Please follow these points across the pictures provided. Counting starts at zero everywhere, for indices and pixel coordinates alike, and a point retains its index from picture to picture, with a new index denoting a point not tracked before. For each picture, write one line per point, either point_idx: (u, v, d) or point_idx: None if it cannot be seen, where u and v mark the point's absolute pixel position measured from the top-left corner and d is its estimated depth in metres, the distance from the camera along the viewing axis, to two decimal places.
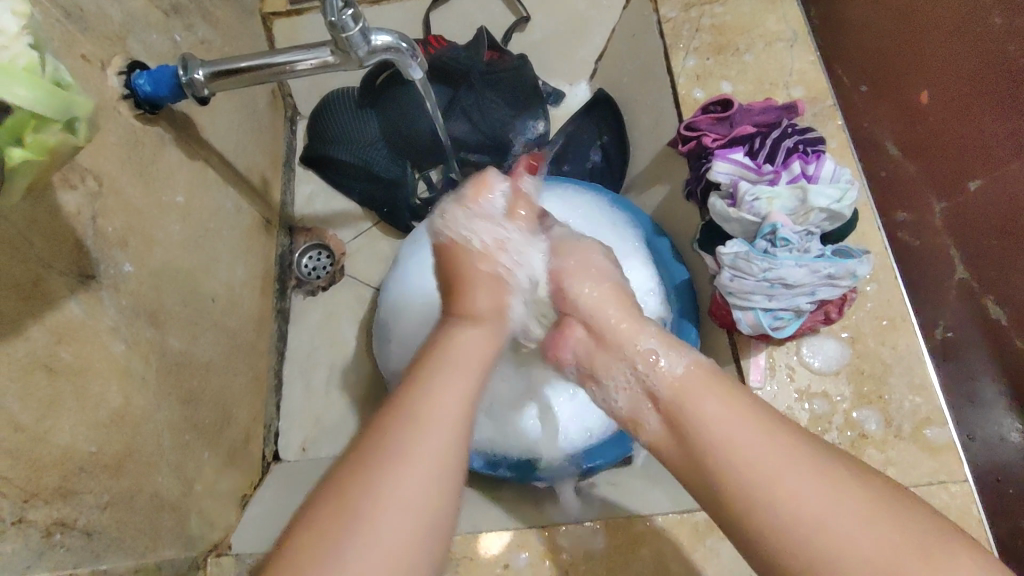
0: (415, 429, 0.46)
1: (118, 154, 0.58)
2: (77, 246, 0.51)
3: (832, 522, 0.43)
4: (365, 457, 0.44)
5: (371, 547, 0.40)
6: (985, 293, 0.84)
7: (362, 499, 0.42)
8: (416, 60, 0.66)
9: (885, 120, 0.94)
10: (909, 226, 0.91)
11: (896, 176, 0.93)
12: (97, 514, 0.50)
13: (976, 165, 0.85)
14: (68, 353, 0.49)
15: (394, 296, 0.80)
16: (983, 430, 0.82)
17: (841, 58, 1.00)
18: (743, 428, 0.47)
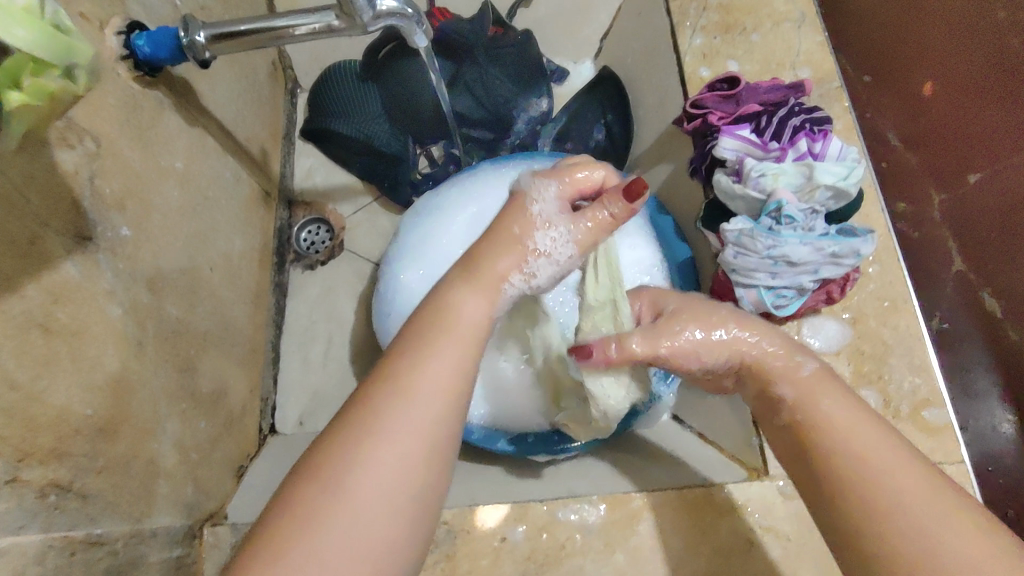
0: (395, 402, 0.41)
1: (116, 116, 0.57)
2: (75, 206, 0.50)
3: (915, 509, 0.40)
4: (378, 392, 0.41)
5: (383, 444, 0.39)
6: (983, 286, 0.86)
7: (359, 420, 0.40)
8: (422, 27, 0.65)
9: (890, 111, 0.94)
10: (909, 217, 0.90)
11: (898, 167, 0.92)
12: (92, 477, 0.50)
13: (977, 157, 0.87)
14: (65, 313, 0.48)
15: (394, 270, 0.79)
16: (976, 421, 0.83)
17: (847, 49, 0.99)
18: (860, 435, 0.45)
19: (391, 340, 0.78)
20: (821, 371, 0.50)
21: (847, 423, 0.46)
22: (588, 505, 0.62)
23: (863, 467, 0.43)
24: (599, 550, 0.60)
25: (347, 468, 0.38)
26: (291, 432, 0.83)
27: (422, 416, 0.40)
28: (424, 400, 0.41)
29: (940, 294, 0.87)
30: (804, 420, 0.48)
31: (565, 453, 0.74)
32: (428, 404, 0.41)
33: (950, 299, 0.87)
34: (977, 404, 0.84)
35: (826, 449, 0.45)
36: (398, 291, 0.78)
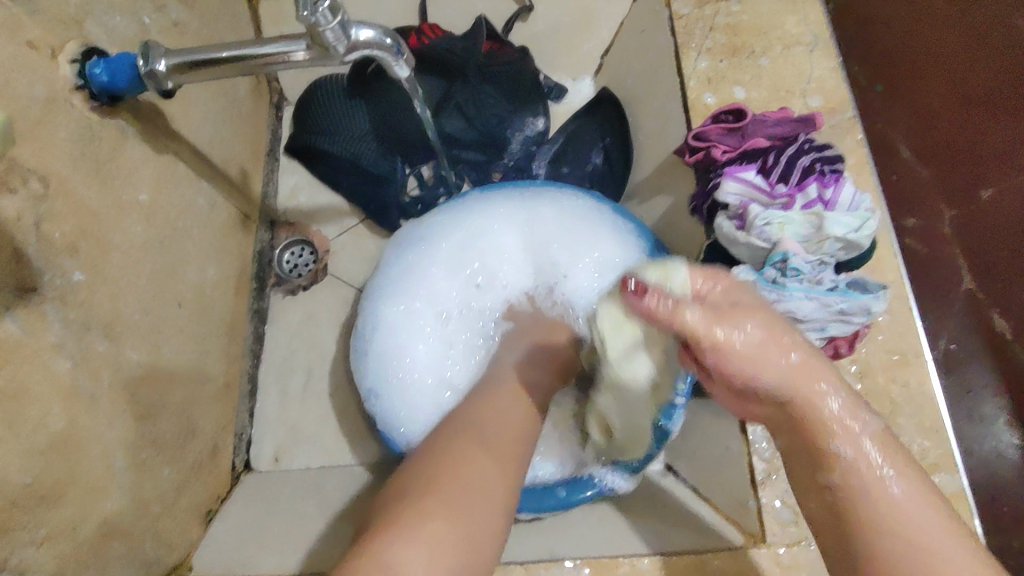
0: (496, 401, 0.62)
1: (68, 151, 0.52)
2: (17, 255, 0.46)
3: None
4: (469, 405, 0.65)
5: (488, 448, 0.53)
6: (991, 307, 0.83)
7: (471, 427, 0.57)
8: (403, 58, 0.61)
9: (902, 122, 0.89)
10: (918, 232, 0.85)
11: (908, 180, 0.87)
12: (35, 550, 0.46)
13: (992, 169, 0.85)
14: (2, 375, 0.44)
15: (376, 308, 0.74)
16: (981, 447, 0.80)
17: (851, 53, 0.93)
18: (919, 521, 0.42)
19: (368, 384, 0.73)
20: (883, 434, 0.46)
21: (908, 505, 0.43)
22: (571, 570, 0.58)
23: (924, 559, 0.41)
24: None
25: (448, 468, 0.50)
26: (266, 470, 0.80)
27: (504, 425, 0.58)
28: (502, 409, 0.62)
29: (948, 313, 0.83)
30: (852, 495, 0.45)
31: (550, 510, 0.70)
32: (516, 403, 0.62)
33: (957, 322, 0.83)
34: (982, 430, 0.80)
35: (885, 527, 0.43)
36: (377, 328, 0.74)
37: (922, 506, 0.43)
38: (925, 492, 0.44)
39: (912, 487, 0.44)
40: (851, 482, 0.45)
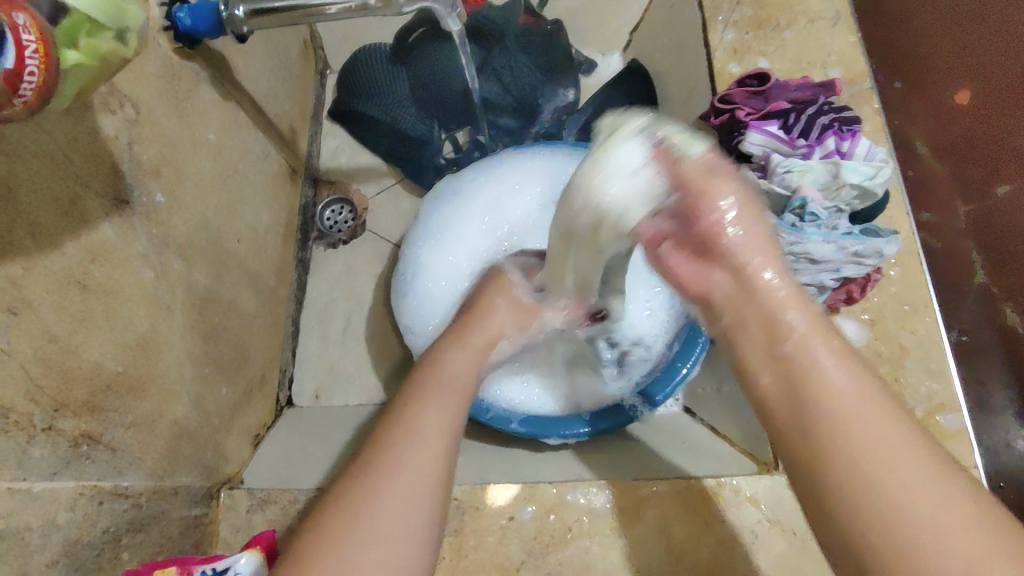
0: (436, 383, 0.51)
1: (154, 85, 0.58)
2: (113, 168, 0.52)
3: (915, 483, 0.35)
4: (381, 439, 0.45)
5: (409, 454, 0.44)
6: (1005, 300, 0.86)
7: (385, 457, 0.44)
8: (455, 12, 0.68)
9: (920, 118, 0.93)
10: (935, 226, 0.88)
11: (925, 174, 0.91)
12: (122, 432, 0.51)
13: (1009, 167, 0.88)
14: (101, 272, 0.50)
15: (418, 250, 0.80)
16: (991, 437, 0.82)
17: (878, 51, 0.96)
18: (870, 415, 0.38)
19: (406, 320, 0.79)
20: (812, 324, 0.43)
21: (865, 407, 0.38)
22: (597, 490, 0.63)
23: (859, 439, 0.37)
24: (605, 534, 0.61)
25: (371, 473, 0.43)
26: (307, 406, 0.85)
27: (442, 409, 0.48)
28: (423, 435, 0.45)
29: (961, 306, 0.86)
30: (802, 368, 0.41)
31: (575, 436, 0.74)
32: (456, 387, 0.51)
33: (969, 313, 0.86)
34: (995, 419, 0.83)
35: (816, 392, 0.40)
36: (416, 270, 0.80)
37: (845, 373, 0.40)
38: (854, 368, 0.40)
39: (839, 360, 0.40)
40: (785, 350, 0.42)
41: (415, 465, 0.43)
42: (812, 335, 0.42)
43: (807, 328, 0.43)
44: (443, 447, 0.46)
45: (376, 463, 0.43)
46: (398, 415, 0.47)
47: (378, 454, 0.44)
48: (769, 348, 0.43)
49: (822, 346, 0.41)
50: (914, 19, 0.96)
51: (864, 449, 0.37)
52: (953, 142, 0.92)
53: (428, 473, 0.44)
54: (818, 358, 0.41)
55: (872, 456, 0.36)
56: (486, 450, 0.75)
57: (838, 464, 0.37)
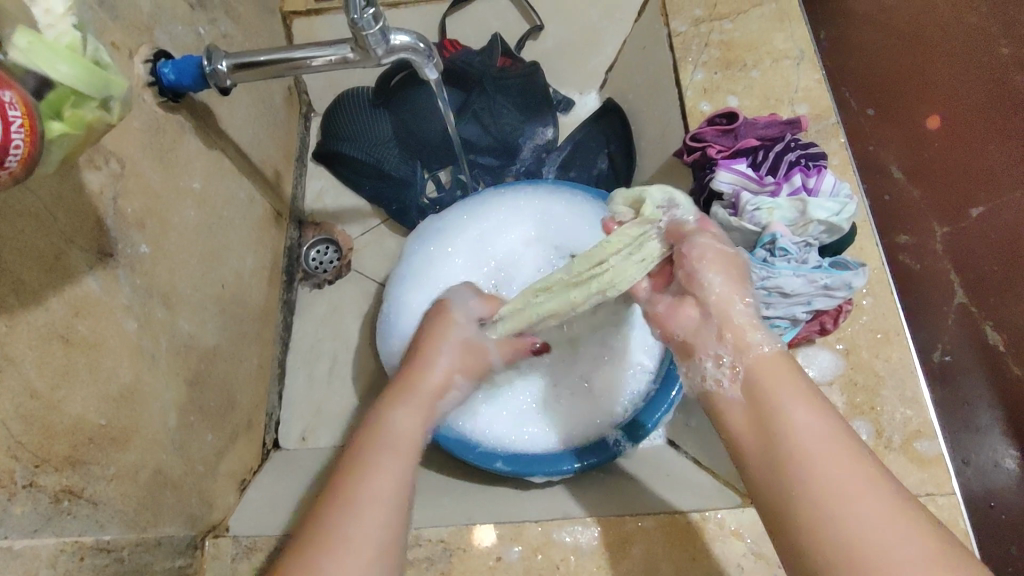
0: (379, 450, 0.51)
1: (140, 139, 0.59)
2: (98, 224, 0.53)
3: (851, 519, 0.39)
4: (329, 502, 0.47)
5: (353, 521, 0.45)
6: (984, 318, 0.88)
7: (336, 507, 0.46)
8: (432, 60, 0.69)
9: (892, 144, 0.96)
10: (910, 249, 0.91)
11: (901, 201, 0.93)
12: (104, 485, 0.51)
13: (980, 191, 0.91)
14: (84, 326, 0.50)
15: (403, 292, 0.80)
16: (977, 457, 0.84)
17: (853, 82, 1.00)
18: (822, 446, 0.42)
19: (392, 361, 0.79)
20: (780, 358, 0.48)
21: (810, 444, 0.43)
22: (583, 527, 0.63)
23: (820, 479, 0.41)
24: (592, 572, 0.61)
25: (330, 534, 0.44)
26: (294, 448, 0.85)
27: (382, 483, 0.48)
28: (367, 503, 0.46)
29: (941, 328, 0.88)
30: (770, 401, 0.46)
31: (561, 474, 0.73)
32: (403, 456, 0.51)
33: (950, 333, 0.88)
34: (979, 440, 0.85)
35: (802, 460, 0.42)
36: (401, 312, 0.80)
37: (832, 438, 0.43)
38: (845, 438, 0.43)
39: (828, 425, 0.43)
40: (773, 429, 0.44)
41: (357, 525, 0.45)
42: (800, 404, 0.45)
43: (791, 398, 0.45)
44: (387, 506, 0.47)
45: (317, 530, 0.45)
46: (342, 476, 0.49)
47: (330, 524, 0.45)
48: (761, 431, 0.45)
49: (810, 418, 0.44)
50: (880, 52, 1.01)
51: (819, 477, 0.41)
52: (922, 168, 0.94)
53: (370, 525, 0.45)
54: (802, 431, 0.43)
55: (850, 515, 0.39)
56: (475, 490, 0.75)
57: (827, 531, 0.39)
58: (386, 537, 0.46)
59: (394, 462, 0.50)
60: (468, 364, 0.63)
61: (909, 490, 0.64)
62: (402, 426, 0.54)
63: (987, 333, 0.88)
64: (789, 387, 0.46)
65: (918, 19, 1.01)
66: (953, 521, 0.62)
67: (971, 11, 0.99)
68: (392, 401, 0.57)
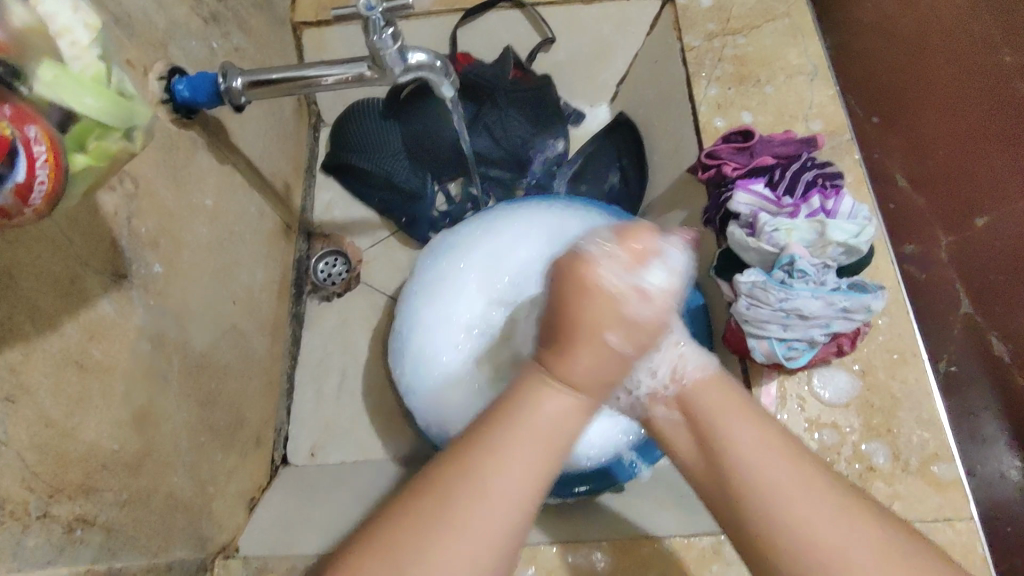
0: (512, 425, 0.44)
1: (154, 158, 0.59)
2: (112, 246, 0.52)
3: (803, 531, 0.44)
4: (471, 458, 0.43)
5: (479, 506, 0.42)
6: (989, 329, 0.86)
7: (465, 489, 0.42)
8: (449, 78, 0.68)
9: (898, 153, 0.97)
10: (915, 258, 0.94)
11: (905, 208, 0.96)
12: (116, 511, 0.51)
13: (984, 202, 0.88)
14: (99, 350, 0.50)
15: (414, 309, 0.79)
16: (983, 468, 0.86)
17: (855, 89, 1.02)
18: (761, 455, 0.47)
19: (406, 379, 0.77)
20: (713, 376, 0.53)
21: (746, 454, 0.48)
22: (598, 550, 0.62)
23: (764, 486, 0.46)
24: None
25: (461, 497, 0.42)
26: (303, 464, 0.84)
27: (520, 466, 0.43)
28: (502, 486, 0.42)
29: (946, 337, 0.90)
30: (708, 424, 0.51)
31: (574, 496, 0.74)
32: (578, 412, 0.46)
33: (958, 343, 0.89)
34: (984, 450, 0.87)
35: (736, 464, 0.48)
36: (414, 328, 0.78)
37: (769, 442, 0.48)
38: (771, 435, 0.48)
39: (764, 437, 0.48)
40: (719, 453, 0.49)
41: (483, 508, 0.42)
42: (736, 417, 0.50)
43: (723, 413, 0.51)
44: (519, 495, 0.43)
45: (462, 487, 0.42)
46: (464, 450, 0.44)
47: (445, 492, 0.42)
48: (705, 452, 0.51)
49: (745, 430, 0.49)
50: (883, 53, 1.00)
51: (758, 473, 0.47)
52: (931, 176, 0.94)
53: (504, 501, 0.42)
54: (739, 443, 0.48)
55: (805, 517, 0.44)
56: None
57: (767, 525, 0.45)
58: (515, 520, 0.43)
59: (545, 423, 0.44)
60: (631, 323, 0.46)
61: (927, 514, 0.64)
62: (554, 410, 0.45)
63: (994, 343, 0.86)
64: (728, 403, 0.51)
65: (923, 17, 0.95)
66: (972, 547, 0.62)
67: (973, 16, 0.88)
68: (539, 382, 0.46)
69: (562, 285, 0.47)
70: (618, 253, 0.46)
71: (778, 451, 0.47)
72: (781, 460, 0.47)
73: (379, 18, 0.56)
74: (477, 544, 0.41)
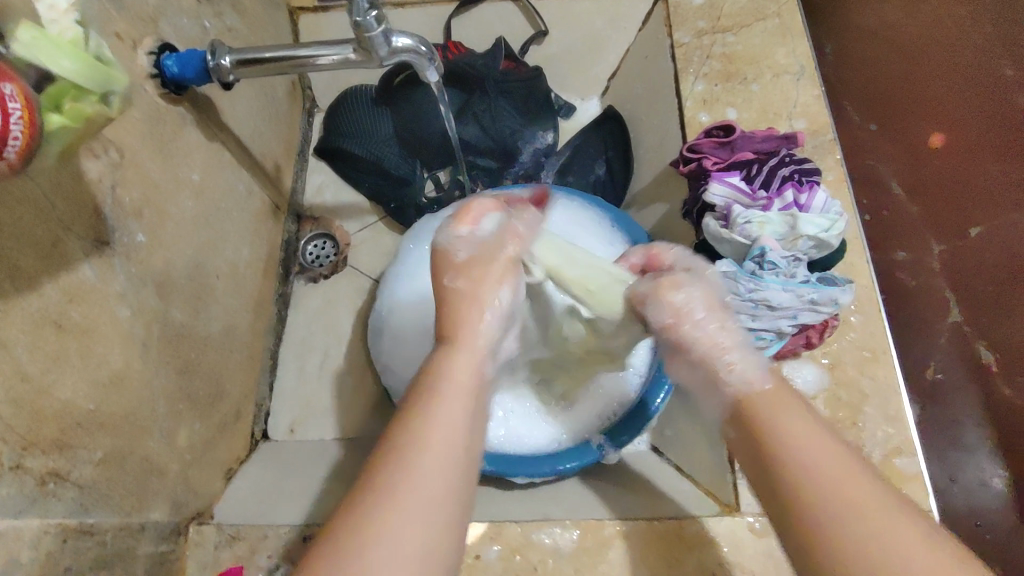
0: (445, 395, 0.46)
1: (140, 130, 0.60)
2: (95, 213, 0.54)
3: (854, 529, 0.41)
4: (403, 430, 0.43)
5: (428, 457, 0.42)
6: (976, 338, 0.88)
7: (401, 464, 0.41)
8: (433, 64, 0.70)
9: (892, 159, 0.97)
10: (907, 266, 0.93)
11: (896, 216, 0.95)
12: (90, 469, 0.52)
13: (979, 212, 0.90)
14: (78, 312, 0.51)
15: (396, 291, 0.81)
16: (964, 474, 0.85)
17: (853, 96, 1.02)
18: (813, 447, 0.45)
19: (384, 359, 0.79)
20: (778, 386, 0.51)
21: (798, 445, 0.46)
22: (563, 529, 0.64)
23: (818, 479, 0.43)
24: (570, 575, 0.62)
25: (404, 448, 0.42)
26: (282, 440, 0.86)
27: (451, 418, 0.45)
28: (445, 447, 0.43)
29: (932, 345, 0.90)
30: (759, 414, 0.49)
31: (542, 475, 0.75)
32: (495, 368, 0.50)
33: (943, 352, 0.90)
34: (967, 458, 0.86)
35: (790, 464, 0.45)
36: (394, 310, 0.80)
37: (819, 438, 0.46)
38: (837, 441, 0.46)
39: (817, 432, 0.46)
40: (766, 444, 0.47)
41: (434, 462, 0.42)
42: (785, 411, 0.48)
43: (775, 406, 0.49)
44: (459, 446, 0.44)
45: (403, 444, 0.42)
46: (403, 419, 0.45)
47: (404, 453, 0.42)
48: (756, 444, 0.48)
49: (797, 424, 0.47)
50: (881, 61, 1.01)
51: (809, 465, 0.44)
52: (921, 183, 0.95)
53: (443, 435, 0.43)
54: (788, 433, 0.46)
55: (856, 511, 0.41)
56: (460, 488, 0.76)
57: (818, 523, 0.42)
58: (465, 460, 0.44)
59: (468, 392, 0.47)
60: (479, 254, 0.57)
61: None
62: (465, 368, 0.49)
63: (981, 351, 0.88)
64: (780, 398, 0.50)
65: (927, 28, 0.97)
66: None
67: (977, 27, 0.92)
68: (446, 352, 0.50)
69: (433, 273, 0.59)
70: (499, 227, 0.59)
71: (833, 448, 0.45)
72: (835, 455, 0.44)
73: (363, 1, 0.57)
74: (435, 489, 0.41)
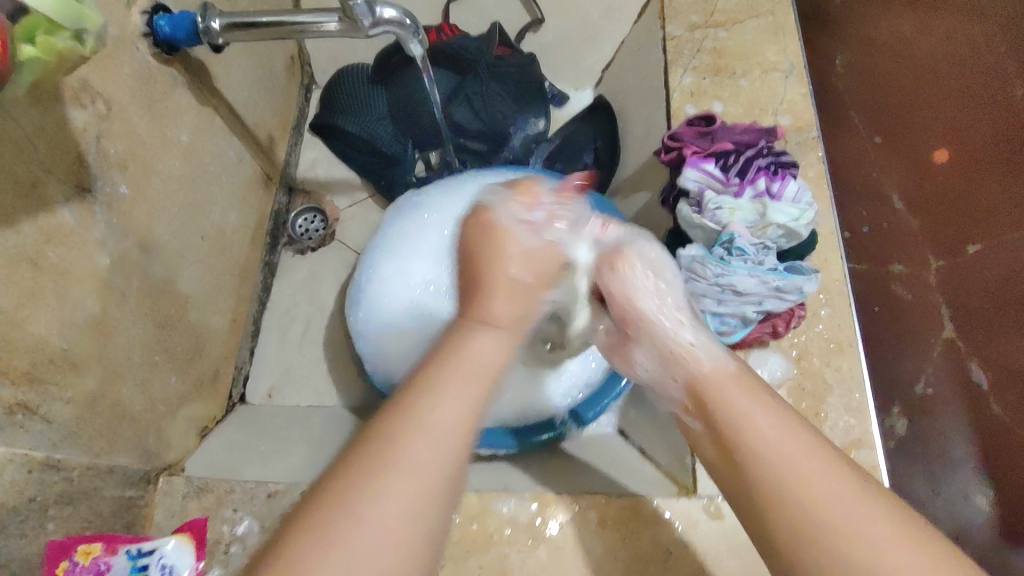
0: (454, 365, 0.43)
1: (130, 85, 0.62)
2: (79, 160, 0.56)
3: (826, 523, 0.40)
4: (410, 390, 0.40)
5: (431, 429, 0.38)
6: (970, 356, 0.88)
7: (401, 421, 0.38)
8: (417, 38, 0.72)
9: (895, 170, 0.98)
10: (904, 278, 0.94)
11: (898, 229, 0.96)
12: (59, 406, 0.54)
13: (977, 229, 0.90)
14: (55, 253, 0.53)
15: (376, 262, 0.82)
16: (947, 488, 0.88)
17: (861, 107, 1.02)
18: (782, 442, 0.44)
19: (360, 329, 0.81)
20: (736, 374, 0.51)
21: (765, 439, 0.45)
22: (521, 500, 0.64)
23: (785, 474, 0.42)
24: (525, 544, 0.62)
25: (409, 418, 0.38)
26: (259, 404, 0.87)
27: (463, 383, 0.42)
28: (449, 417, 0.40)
29: (923, 358, 0.91)
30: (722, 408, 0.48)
31: (505, 450, 0.79)
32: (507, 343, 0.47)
33: (934, 365, 0.90)
34: (952, 473, 0.88)
35: (755, 460, 0.44)
36: (374, 281, 0.82)
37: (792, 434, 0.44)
38: (800, 427, 0.45)
39: (781, 421, 0.45)
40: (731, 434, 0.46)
41: (434, 436, 0.38)
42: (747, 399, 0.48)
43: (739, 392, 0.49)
44: (465, 420, 0.40)
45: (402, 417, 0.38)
46: (409, 389, 0.41)
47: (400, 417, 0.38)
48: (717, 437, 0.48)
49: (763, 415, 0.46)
50: (890, 74, 1.01)
51: (770, 450, 0.44)
52: (926, 198, 0.95)
53: (451, 416, 0.39)
54: (757, 427, 0.45)
55: (819, 499, 0.41)
56: None
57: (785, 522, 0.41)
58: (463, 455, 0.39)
59: (482, 357, 0.44)
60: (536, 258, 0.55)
61: None
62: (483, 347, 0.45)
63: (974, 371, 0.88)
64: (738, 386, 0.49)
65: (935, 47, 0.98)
66: None
67: (991, 49, 0.94)
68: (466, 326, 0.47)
69: (470, 236, 0.58)
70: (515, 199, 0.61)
71: (798, 438, 0.44)
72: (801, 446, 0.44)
73: None
74: (425, 465, 0.37)
